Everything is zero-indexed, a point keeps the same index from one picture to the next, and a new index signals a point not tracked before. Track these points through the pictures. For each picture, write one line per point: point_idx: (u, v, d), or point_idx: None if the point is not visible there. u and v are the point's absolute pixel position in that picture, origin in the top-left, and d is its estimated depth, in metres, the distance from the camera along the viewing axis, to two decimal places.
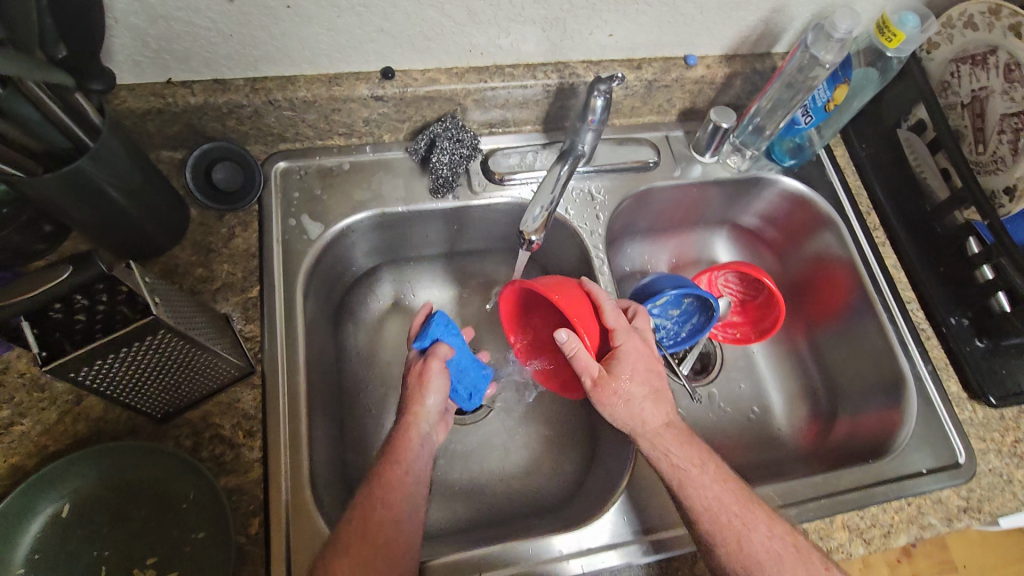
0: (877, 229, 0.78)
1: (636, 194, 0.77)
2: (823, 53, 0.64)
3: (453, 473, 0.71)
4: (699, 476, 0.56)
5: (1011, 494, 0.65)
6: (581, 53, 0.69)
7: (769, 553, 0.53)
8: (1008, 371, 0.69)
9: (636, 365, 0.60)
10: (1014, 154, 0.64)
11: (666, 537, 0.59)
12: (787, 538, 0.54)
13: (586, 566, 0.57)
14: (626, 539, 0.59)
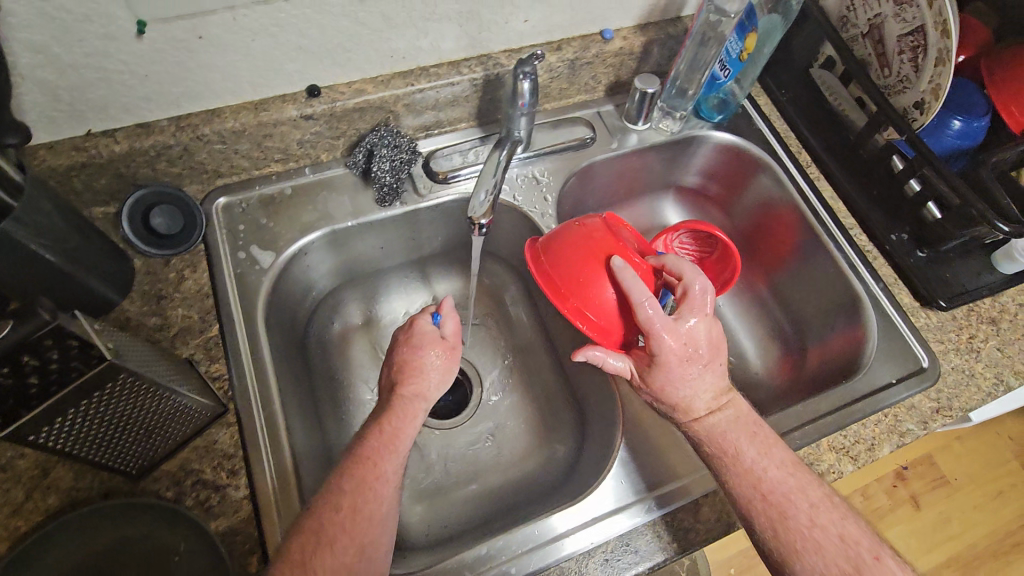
0: (810, 165, 0.82)
1: (579, 171, 0.79)
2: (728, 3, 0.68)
3: (450, 476, 0.70)
4: (712, 419, 0.60)
5: (976, 387, 0.68)
6: (501, 43, 0.70)
7: (811, 544, 0.54)
8: (951, 276, 0.73)
9: (674, 368, 0.59)
10: (916, 70, 0.68)
11: (667, 491, 0.61)
12: (832, 531, 0.55)
13: (597, 537, 0.58)
14: (628, 502, 0.60)
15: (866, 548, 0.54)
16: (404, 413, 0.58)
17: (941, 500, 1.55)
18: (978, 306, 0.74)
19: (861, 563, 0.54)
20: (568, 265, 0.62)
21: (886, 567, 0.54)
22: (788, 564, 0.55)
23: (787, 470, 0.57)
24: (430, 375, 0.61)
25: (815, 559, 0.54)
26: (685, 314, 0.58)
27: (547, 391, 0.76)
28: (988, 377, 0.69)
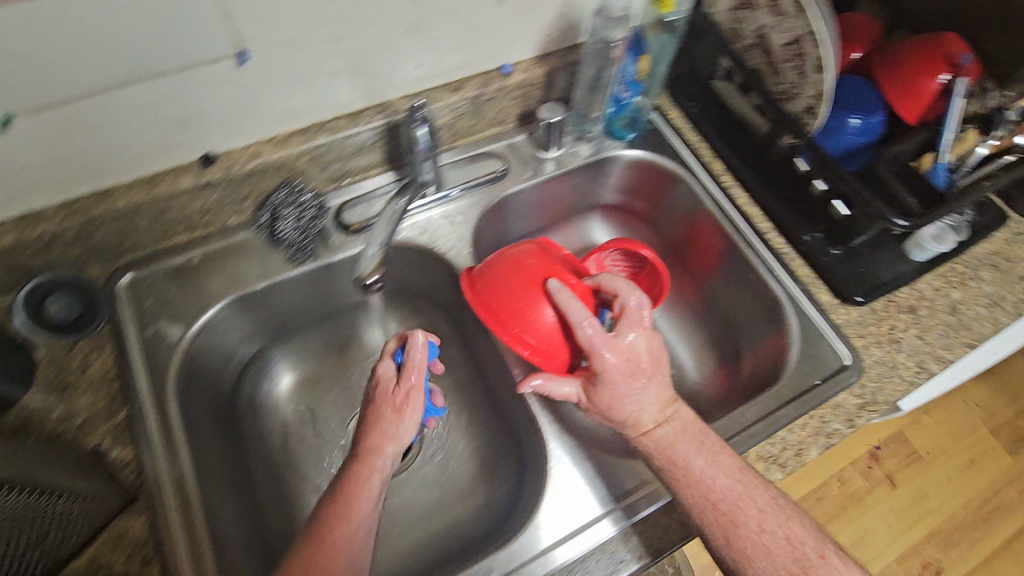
0: (724, 173, 0.83)
1: (496, 205, 0.79)
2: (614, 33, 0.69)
3: (392, 527, 0.70)
4: (663, 433, 0.61)
5: (898, 378, 0.70)
6: (398, 90, 0.70)
7: (761, 550, 0.56)
8: (867, 269, 0.75)
9: (618, 385, 0.61)
10: (802, 77, 0.70)
11: (643, 494, 0.63)
12: (780, 535, 0.56)
13: (583, 546, 0.61)
14: (611, 508, 0.63)
15: (812, 549, 0.56)
16: (357, 479, 0.60)
17: (916, 476, 1.55)
18: (896, 297, 0.75)
19: (808, 564, 0.55)
20: (506, 294, 0.63)
21: (831, 566, 0.55)
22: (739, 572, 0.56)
23: (735, 478, 0.58)
24: (388, 428, 0.64)
25: (763, 564, 0.55)
26: (624, 329, 0.61)
27: (486, 428, 0.76)
28: (910, 366, 0.70)
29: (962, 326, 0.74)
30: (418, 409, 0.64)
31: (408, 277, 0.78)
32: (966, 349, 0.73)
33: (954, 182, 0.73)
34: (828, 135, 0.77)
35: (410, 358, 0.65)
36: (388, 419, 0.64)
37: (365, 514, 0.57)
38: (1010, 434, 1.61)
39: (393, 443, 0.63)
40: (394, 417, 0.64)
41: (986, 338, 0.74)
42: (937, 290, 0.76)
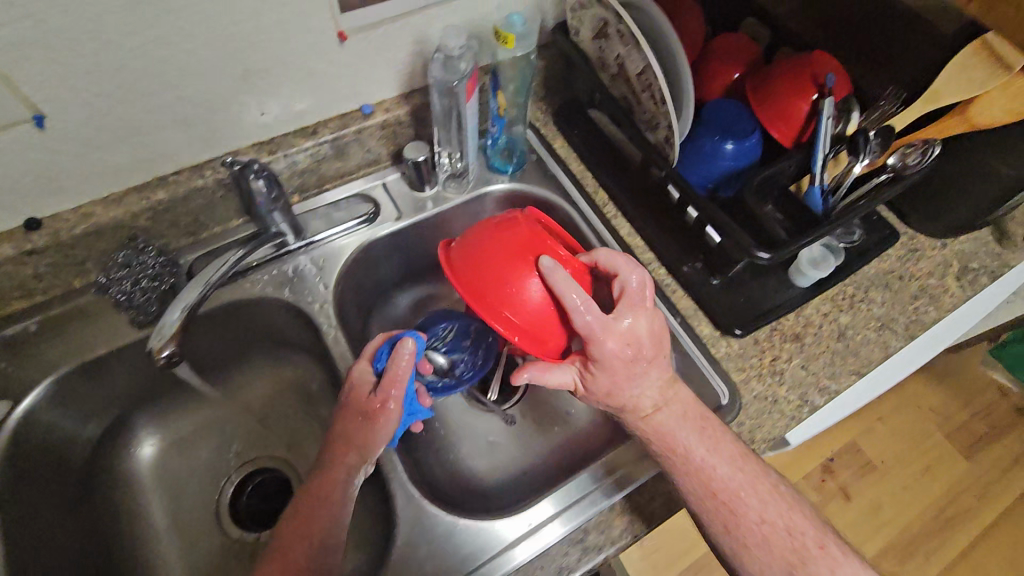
0: (607, 203, 0.80)
1: (360, 251, 0.75)
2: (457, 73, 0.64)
3: None
4: (664, 417, 0.62)
5: (778, 413, 0.68)
6: (244, 138, 0.67)
7: (759, 538, 0.58)
8: (748, 298, 0.73)
9: (617, 369, 0.61)
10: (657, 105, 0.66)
11: (625, 472, 0.66)
12: (780, 525, 0.59)
13: (561, 527, 0.63)
14: (588, 488, 0.65)
15: (811, 539, 0.58)
16: (313, 496, 0.61)
17: (871, 487, 1.52)
18: (781, 325, 0.73)
19: (807, 555, 0.57)
20: (496, 277, 0.61)
21: (831, 556, 0.57)
22: (740, 558, 0.59)
23: (736, 467, 0.60)
24: (358, 439, 0.62)
25: (761, 553, 0.58)
26: (623, 313, 0.60)
27: (359, 489, 0.72)
28: (791, 400, 0.68)
29: (849, 352, 0.72)
30: (395, 419, 0.63)
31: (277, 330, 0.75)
32: (852, 376, 0.71)
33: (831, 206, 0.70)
34: (688, 164, 0.75)
35: (396, 364, 0.63)
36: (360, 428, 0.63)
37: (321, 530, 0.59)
38: (966, 438, 1.59)
39: (361, 456, 0.62)
40: (369, 425, 0.63)
41: (874, 364, 0.72)
42: (825, 315, 0.74)
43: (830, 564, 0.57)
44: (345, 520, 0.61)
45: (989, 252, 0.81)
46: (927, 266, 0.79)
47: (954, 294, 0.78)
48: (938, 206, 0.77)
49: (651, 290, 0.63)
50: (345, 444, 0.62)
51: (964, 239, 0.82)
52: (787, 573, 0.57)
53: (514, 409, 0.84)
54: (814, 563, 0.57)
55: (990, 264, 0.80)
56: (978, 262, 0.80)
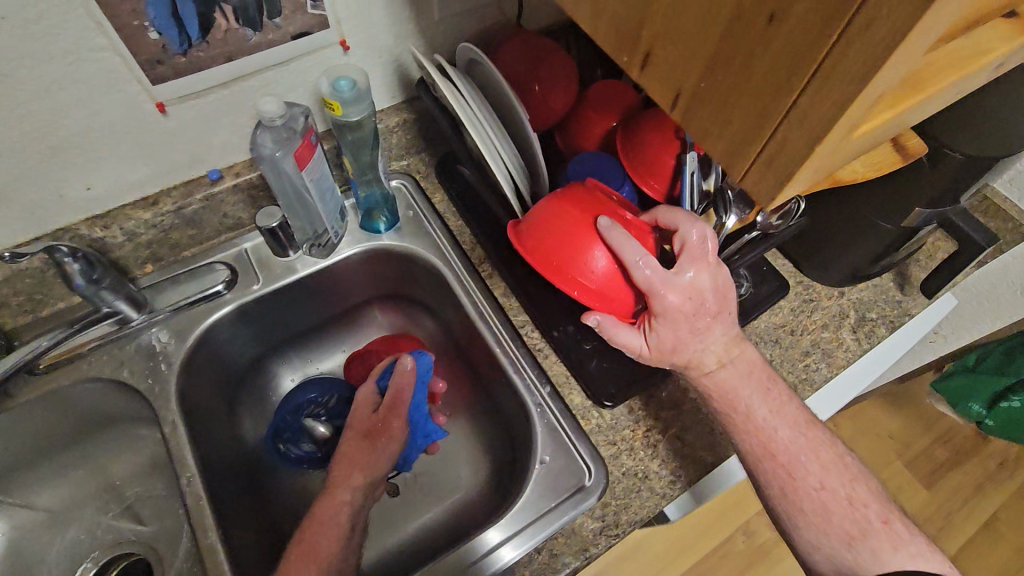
0: (483, 261, 0.77)
1: (208, 327, 0.70)
2: (270, 146, 0.60)
3: None
4: (728, 376, 0.60)
5: (648, 492, 0.63)
6: (74, 214, 0.64)
7: (817, 505, 0.58)
8: (623, 363, 0.68)
9: (680, 325, 0.57)
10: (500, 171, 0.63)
11: (593, 482, 0.62)
12: (841, 495, 0.59)
13: (540, 532, 0.61)
14: (566, 494, 0.62)
15: (874, 514, 0.58)
16: (320, 516, 0.60)
17: None
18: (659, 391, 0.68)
19: (869, 529, 0.58)
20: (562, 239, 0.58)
21: (893, 532, 0.58)
22: (801, 524, 0.59)
23: (800, 432, 0.59)
24: (361, 459, 0.65)
25: (818, 520, 0.58)
26: (685, 265, 0.56)
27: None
28: (663, 476, 0.64)
29: None
30: (393, 441, 0.67)
31: (115, 413, 0.71)
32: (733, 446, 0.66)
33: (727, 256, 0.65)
34: None
35: (399, 383, 0.69)
36: (362, 452, 0.65)
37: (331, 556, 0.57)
38: (926, 466, 1.53)
39: (365, 475, 0.64)
40: (372, 445, 0.66)
41: None
42: None
43: (891, 539, 0.58)
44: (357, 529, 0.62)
45: (889, 300, 0.77)
46: (822, 319, 0.75)
47: (848, 348, 0.74)
48: (827, 257, 0.72)
49: (715, 243, 0.57)
50: (349, 464, 0.64)
51: (862, 286, 0.78)
52: (845, 544, 0.57)
53: (399, 478, 0.79)
54: (874, 535, 0.57)
55: (890, 313, 0.76)
56: (876, 312, 0.76)
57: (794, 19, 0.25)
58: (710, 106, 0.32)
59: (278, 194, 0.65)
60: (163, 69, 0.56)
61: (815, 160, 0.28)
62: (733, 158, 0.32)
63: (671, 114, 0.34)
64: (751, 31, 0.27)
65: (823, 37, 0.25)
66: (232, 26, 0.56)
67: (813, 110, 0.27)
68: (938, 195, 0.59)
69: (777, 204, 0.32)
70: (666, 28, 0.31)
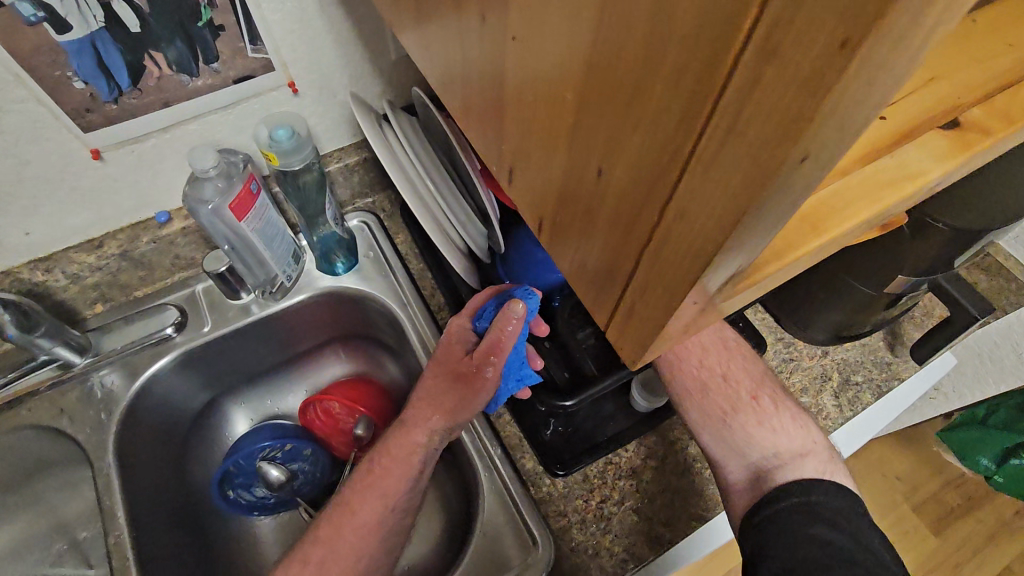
0: (442, 307, 0.73)
1: (155, 373, 0.68)
2: (205, 195, 0.58)
3: None
4: None
5: (598, 570, 0.58)
6: (13, 258, 0.62)
7: (696, 382, 0.59)
8: (577, 427, 0.63)
9: None
10: (439, 229, 0.61)
11: (535, 558, 0.58)
12: (716, 371, 0.60)
13: None
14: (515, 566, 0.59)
15: (745, 389, 0.60)
16: (371, 482, 0.59)
17: None
18: (617, 457, 0.63)
19: (738, 404, 0.59)
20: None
21: (760, 406, 0.59)
22: (693, 407, 0.58)
23: None
24: (446, 404, 0.59)
25: (697, 396, 0.59)
26: None
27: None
28: (616, 553, 0.58)
29: (692, 492, 0.62)
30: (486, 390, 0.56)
31: (56, 457, 0.69)
32: (692, 524, 0.60)
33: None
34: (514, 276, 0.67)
35: (500, 329, 0.54)
36: (449, 395, 0.59)
37: (400, 496, 0.59)
38: (936, 510, 1.44)
39: (445, 419, 0.59)
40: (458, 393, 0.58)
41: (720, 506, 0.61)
42: (671, 444, 0.64)
43: (757, 414, 0.59)
44: (418, 489, 0.60)
45: (876, 361, 0.71)
46: (801, 381, 0.70)
47: (829, 415, 0.68)
48: (807, 315, 0.68)
49: None
50: (432, 405, 0.59)
51: (849, 346, 0.72)
52: (719, 419, 0.58)
53: None
54: (744, 410, 0.58)
55: (877, 376, 0.71)
56: (862, 375, 0.70)
57: (624, 170, 0.20)
58: (571, 240, 0.27)
59: (219, 243, 0.63)
60: (93, 116, 0.54)
61: (671, 327, 0.23)
62: (597, 303, 0.27)
63: (540, 236, 0.29)
64: (591, 174, 0.22)
65: (654, 197, 0.20)
66: (165, 73, 0.54)
67: (657, 277, 0.21)
68: (922, 265, 0.54)
69: (644, 364, 0.26)
70: (522, 146, 0.27)
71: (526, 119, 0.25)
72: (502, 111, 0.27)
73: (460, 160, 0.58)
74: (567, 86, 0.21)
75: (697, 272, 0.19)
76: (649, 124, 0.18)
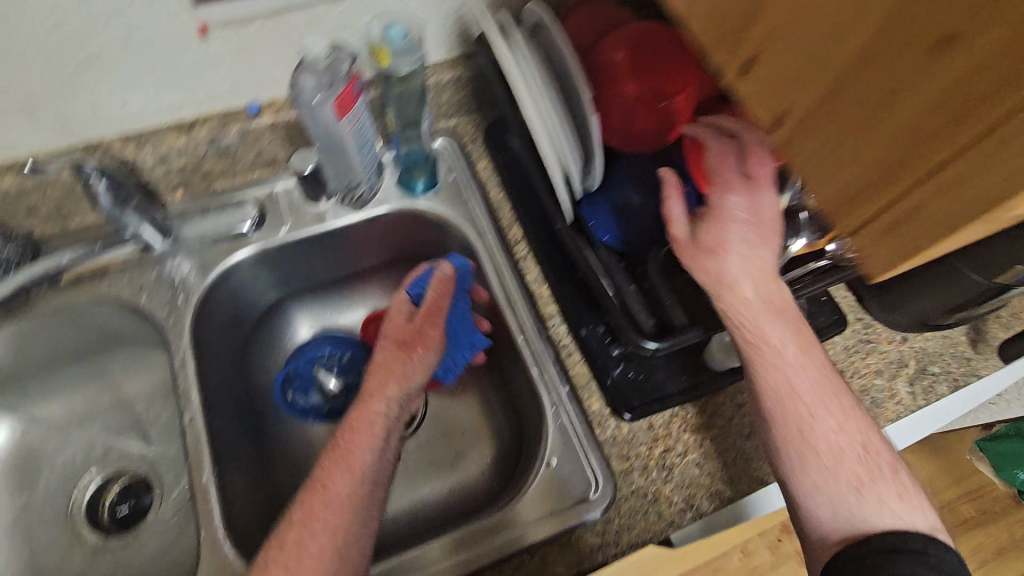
0: (518, 241, 0.72)
1: (231, 265, 0.69)
2: (303, 89, 0.56)
3: None
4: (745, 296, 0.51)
5: (656, 515, 0.58)
6: (108, 129, 0.62)
7: (831, 448, 0.50)
8: (648, 375, 0.63)
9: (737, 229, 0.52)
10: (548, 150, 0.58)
11: (596, 496, 0.58)
12: (856, 441, 0.51)
13: (547, 532, 0.58)
14: (574, 501, 0.59)
15: (885, 462, 0.51)
16: (346, 446, 0.57)
17: None
18: (685, 412, 0.63)
19: (876, 475, 0.50)
20: (653, 69, 0.59)
21: (900, 480, 0.50)
22: (795, 444, 0.51)
23: (818, 372, 0.52)
24: (397, 369, 0.62)
25: (829, 463, 0.50)
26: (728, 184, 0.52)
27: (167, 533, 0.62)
28: (675, 502, 0.59)
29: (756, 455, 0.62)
30: (432, 352, 0.63)
31: (130, 333, 0.71)
32: (754, 486, 0.60)
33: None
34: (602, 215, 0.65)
35: (436, 293, 0.66)
36: (399, 362, 0.62)
37: (365, 463, 0.56)
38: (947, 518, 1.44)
39: (400, 386, 0.61)
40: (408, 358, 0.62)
41: None
42: (740, 406, 0.64)
43: (898, 487, 0.50)
44: (386, 461, 0.58)
45: (956, 355, 0.69)
46: (877, 363, 0.68)
47: (901, 401, 0.67)
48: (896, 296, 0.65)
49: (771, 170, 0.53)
50: (384, 374, 0.61)
51: (930, 336, 0.70)
52: (852, 492, 0.49)
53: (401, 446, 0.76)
54: (881, 483, 0.50)
55: (955, 370, 0.69)
56: (940, 366, 0.68)
57: (938, 99, 0.27)
58: (807, 140, 0.35)
59: (313, 141, 0.62)
60: None
61: (948, 233, 0.31)
62: (842, 213, 0.35)
63: (760, 127, 0.37)
64: (892, 100, 0.29)
65: (968, 125, 0.26)
66: None
67: (950, 192, 0.29)
68: None
69: (895, 266, 0.35)
70: (800, 67, 0.33)
71: (821, 40, 0.31)
72: (787, 31, 0.32)
73: (577, 86, 0.55)
74: (891, 37, 0.28)
75: (995, 198, 0.27)
76: (989, 66, 0.24)
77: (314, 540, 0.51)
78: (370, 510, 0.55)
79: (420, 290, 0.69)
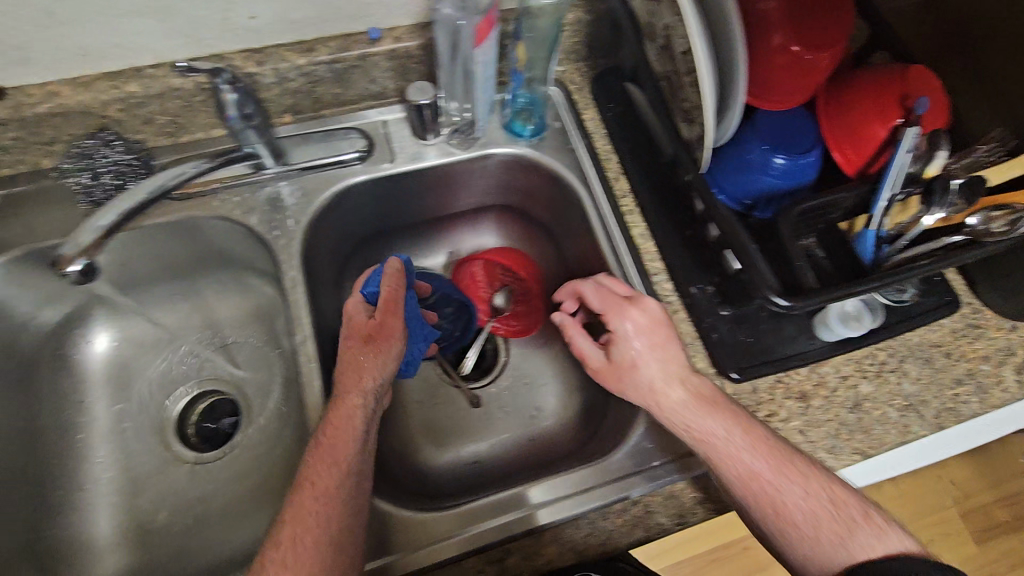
0: (625, 195, 0.70)
1: (335, 194, 0.68)
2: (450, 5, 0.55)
3: (179, 512, 0.68)
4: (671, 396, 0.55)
5: None
6: (232, 42, 0.61)
7: (806, 516, 0.51)
8: (756, 338, 0.62)
9: (643, 343, 0.58)
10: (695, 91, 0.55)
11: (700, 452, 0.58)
12: (823, 496, 0.52)
13: (650, 482, 0.58)
14: (677, 455, 0.59)
15: (855, 507, 0.52)
16: (332, 441, 0.53)
17: None
18: (789, 378, 0.62)
19: (853, 524, 0.51)
20: (809, 17, 0.56)
21: (875, 523, 0.51)
22: (770, 520, 0.52)
23: (766, 448, 0.53)
24: (368, 366, 0.56)
25: (804, 527, 0.51)
26: (618, 312, 0.59)
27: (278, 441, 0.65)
28: None
29: (858, 427, 0.62)
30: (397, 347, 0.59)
31: (229, 253, 0.71)
32: (853, 455, 0.61)
33: (883, 257, 0.59)
34: (724, 171, 0.63)
35: (391, 286, 0.59)
36: (365, 360, 0.56)
37: (351, 455, 0.53)
38: None
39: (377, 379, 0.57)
40: (376, 355, 0.57)
41: (881, 448, 0.62)
42: (844, 379, 0.63)
43: (876, 533, 0.51)
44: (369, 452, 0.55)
45: None
46: (984, 349, 0.66)
47: (1008, 388, 0.65)
48: (1019, 282, 0.63)
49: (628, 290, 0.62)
50: (354, 373, 0.56)
51: None
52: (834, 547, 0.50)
53: (482, 391, 0.77)
54: (857, 530, 0.50)
55: None
56: None
57: None
58: None
59: (443, 59, 0.61)
60: None
61: None
62: None
63: None
64: None
65: None
66: None
67: None
68: None
69: None
70: None
71: None
72: None
73: (731, 26, 0.53)
74: None
75: None
76: None
77: (309, 535, 0.49)
78: (358, 500, 0.52)
79: (375, 290, 0.61)
